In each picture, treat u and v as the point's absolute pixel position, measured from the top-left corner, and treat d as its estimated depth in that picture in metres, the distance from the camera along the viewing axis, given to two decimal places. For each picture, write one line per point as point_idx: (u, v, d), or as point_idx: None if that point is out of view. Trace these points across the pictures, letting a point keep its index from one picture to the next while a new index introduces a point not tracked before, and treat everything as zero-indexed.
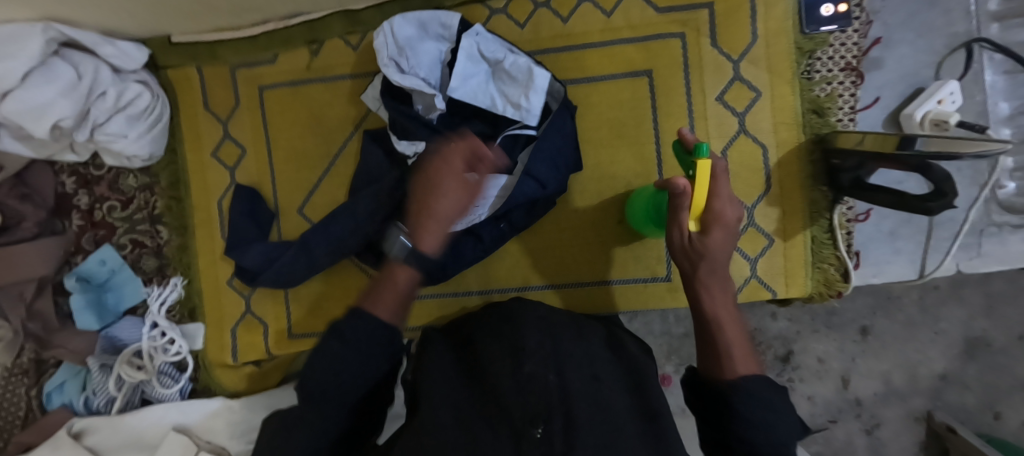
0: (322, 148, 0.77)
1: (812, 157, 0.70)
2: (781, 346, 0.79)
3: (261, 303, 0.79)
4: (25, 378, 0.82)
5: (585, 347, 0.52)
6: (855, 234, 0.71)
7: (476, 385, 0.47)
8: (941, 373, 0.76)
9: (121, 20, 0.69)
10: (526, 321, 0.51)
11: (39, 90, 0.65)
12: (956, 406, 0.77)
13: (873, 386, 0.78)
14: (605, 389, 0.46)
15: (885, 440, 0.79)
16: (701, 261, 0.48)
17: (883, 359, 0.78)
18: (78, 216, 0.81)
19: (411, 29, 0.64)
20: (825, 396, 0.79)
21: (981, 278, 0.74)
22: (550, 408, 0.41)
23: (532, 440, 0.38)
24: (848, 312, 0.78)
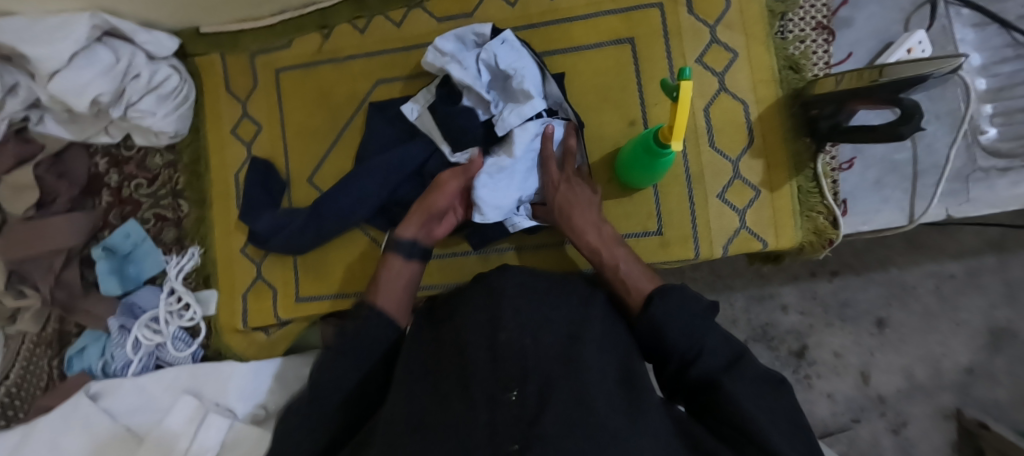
0: (330, 123, 0.82)
1: (790, 110, 0.73)
2: (796, 339, 0.97)
3: (271, 269, 0.83)
4: (47, 349, 0.88)
5: (566, 313, 0.50)
6: (840, 183, 0.73)
7: (448, 354, 0.47)
8: (968, 367, 0.94)
9: (156, 10, 0.78)
10: (504, 287, 0.50)
11: (81, 71, 0.72)
12: (989, 401, 0.93)
13: (896, 383, 0.95)
14: (583, 350, 0.44)
15: (912, 434, 0.94)
16: (571, 202, 0.67)
17: (904, 354, 0.95)
18: (108, 193, 0.88)
19: (451, 43, 0.73)
20: (848, 390, 0.96)
21: (998, 266, 0.93)
22: (525, 371, 0.40)
23: (504, 402, 0.37)
24: (863, 305, 0.96)
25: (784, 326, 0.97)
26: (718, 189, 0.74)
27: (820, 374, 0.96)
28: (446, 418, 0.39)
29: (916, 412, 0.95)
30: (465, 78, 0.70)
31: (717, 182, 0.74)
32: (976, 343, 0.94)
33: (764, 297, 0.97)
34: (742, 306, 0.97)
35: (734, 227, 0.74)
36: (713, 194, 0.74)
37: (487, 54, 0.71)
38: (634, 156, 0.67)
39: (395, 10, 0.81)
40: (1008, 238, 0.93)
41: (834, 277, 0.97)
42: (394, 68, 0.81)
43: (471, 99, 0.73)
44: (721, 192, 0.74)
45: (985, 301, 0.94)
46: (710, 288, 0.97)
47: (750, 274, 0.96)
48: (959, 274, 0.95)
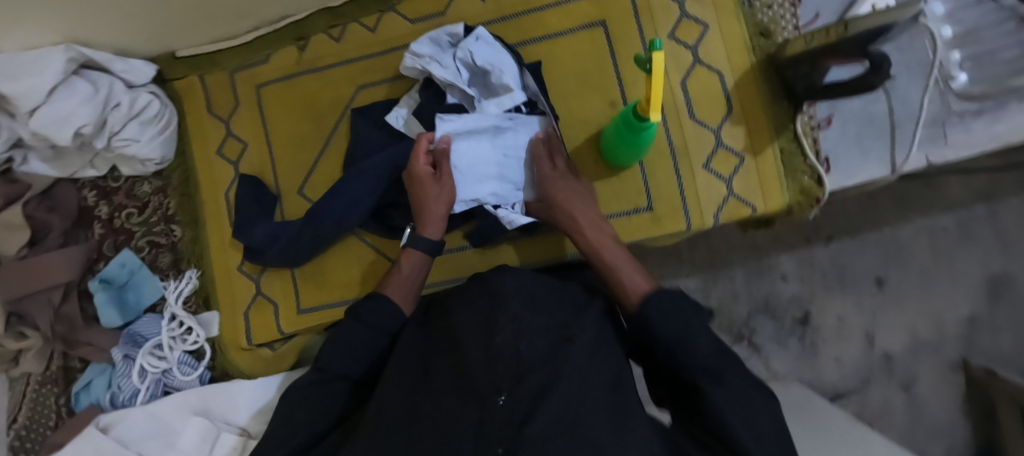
0: (316, 132, 0.83)
1: (764, 76, 0.75)
2: (799, 306, 1.00)
3: (270, 284, 0.83)
4: (54, 388, 0.87)
5: (559, 312, 0.50)
6: (822, 142, 0.75)
7: (443, 357, 0.47)
8: (969, 316, 0.98)
9: (130, 37, 0.78)
10: (503, 290, 0.49)
11: (62, 103, 0.72)
12: (993, 350, 0.98)
13: (902, 341, 0.99)
14: (571, 349, 0.43)
15: (921, 389, 0.98)
16: (563, 197, 0.69)
17: (907, 312, 0.99)
18: (99, 225, 0.88)
19: (427, 46, 0.73)
20: (855, 353, 1.00)
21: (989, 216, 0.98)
22: (518, 374, 0.40)
23: (492, 407, 0.38)
24: (862, 267, 1.00)
25: (786, 295, 1.00)
26: (703, 160, 0.75)
27: (824, 340, 1.00)
28: (440, 421, 0.40)
29: (924, 368, 0.99)
30: (447, 77, 0.70)
31: (701, 153, 0.75)
32: (977, 293, 0.98)
33: (763, 270, 1.00)
34: (742, 281, 1.00)
35: (722, 195, 0.75)
36: (699, 165, 0.75)
37: (464, 52, 0.73)
38: (619, 134, 0.68)
39: (368, 16, 0.82)
40: (995, 188, 0.98)
41: (829, 243, 1.00)
42: (375, 72, 0.82)
43: (456, 97, 0.74)
44: (706, 162, 0.75)
45: (981, 254, 0.98)
46: (707, 265, 1.00)
47: (745, 248, 1.00)
48: (951, 227, 0.99)
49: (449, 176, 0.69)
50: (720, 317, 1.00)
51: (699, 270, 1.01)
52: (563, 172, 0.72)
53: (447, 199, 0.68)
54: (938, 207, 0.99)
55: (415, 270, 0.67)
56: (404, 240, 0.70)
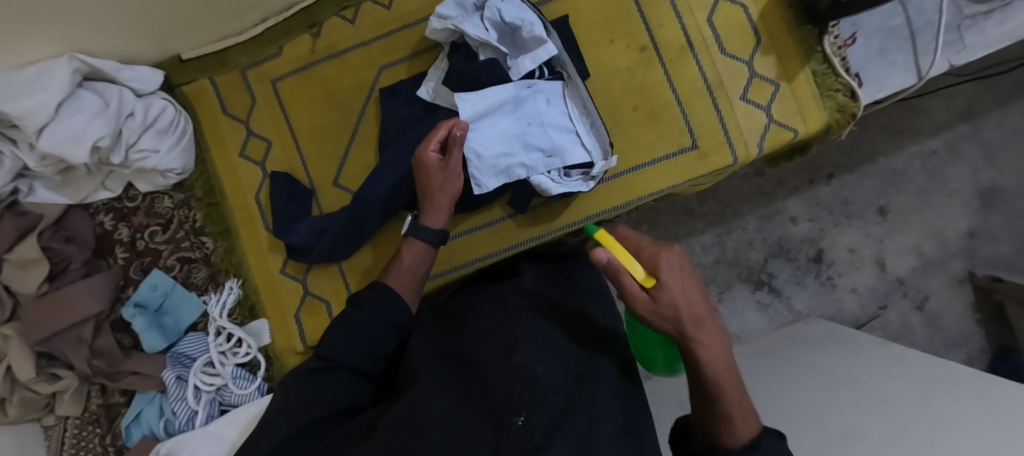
0: (343, 121, 0.80)
1: (787, 1, 0.76)
2: (812, 245, 1.04)
3: (317, 281, 0.80)
4: (97, 428, 0.81)
5: (568, 345, 0.53)
6: (850, 59, 0.77)
7: (460, 369, 0.50)
8: (969, 230, 1.02)
9: (136, 41, 0.74)
10: (520, 315, 0.56)
11: (71, 119, 0.68)
12: (992, 256, 1.02)
13: (910, 262, 1.03)
14: (590, 386, 0.47)
15: (933, 305, 1.03)
16: (678, 326, 0.44)
17: (909, 234, 1.03)
18: (122, 249, 0.83)
19: (453, 10, 0.71)
20: (869, 281, 1.04)
21: (971, 133, 1.01)
22: (534, 399, 0.43)
23: (510, 427, 0.40)
24: (863, 198, 1.03)
25: (797, 236, 1.04)
26: (740, 90, 0.77)
27: (840, 272, 1.04)
28: (452, 428, 0.42)
29: (935, 285, 1.03)
30: (479, 33, 0.68)
31: (737, 85, 0.77)
32: (971, 207, 1.02)
33: (772, 214, 1.04)
34: (754, 228, 1.04)
35: (763, 123, 0.76)
36: (736, 97, 0.76)
37: (491, 12, 0.71)
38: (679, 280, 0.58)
39: None
40: (974, 106, 1.01)
41: (831, 180, 1.04)
42: (395, 50, 0.80)
43: (488, 55, 0.71)
44: (743, 93, 0.77)
45: (968, 167, 1.02)
46: (720, 218, 1.05)
47: (753, 194, 1.05)
48: (939, 149, 1.03)
49: (456, 164, 0.64)
50: (738, 266, 1.05)
51: (712, 224, 1.05)
52: (679, 267, 0.44)
53: (453, 189, 0.64)
54: (924, 131, 1.03)
55: (419, 261, 0.62)
56: (406, 229, 0.66)
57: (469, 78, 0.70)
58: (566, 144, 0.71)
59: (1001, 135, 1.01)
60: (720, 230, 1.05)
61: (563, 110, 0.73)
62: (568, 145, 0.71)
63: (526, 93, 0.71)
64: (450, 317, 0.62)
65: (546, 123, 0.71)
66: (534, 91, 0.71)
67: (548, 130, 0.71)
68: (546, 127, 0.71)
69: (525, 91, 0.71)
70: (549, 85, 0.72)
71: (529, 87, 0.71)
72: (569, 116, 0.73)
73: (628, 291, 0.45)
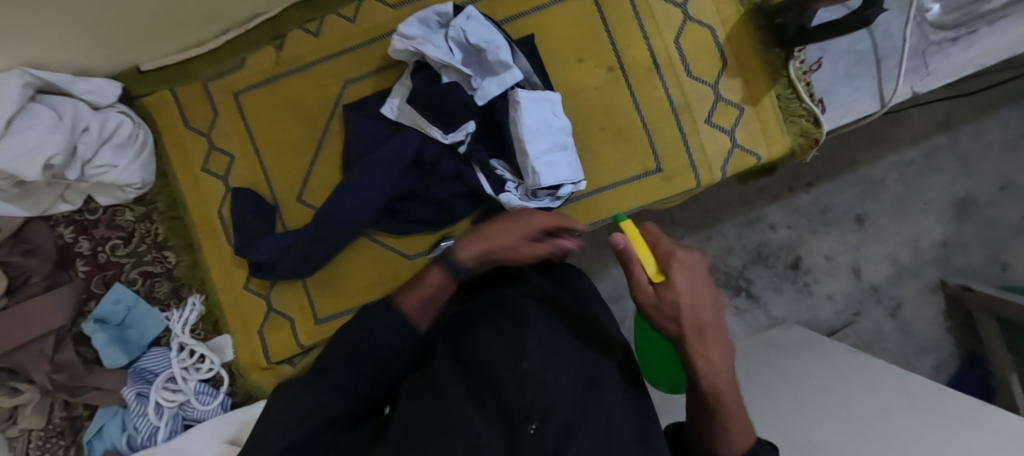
0: (308, 136, 0.79)
1: (755, 24, 0.76)
2: (789, 252, 1.04)
3: (282, 298, 0.80)
4: (60, 441, 0.81)
5: (576, 348, 0.49)
6: (815, 84, 0.76)
7: (469, 373, 0.46)
8: (943, 240, 1.04)
9: (92, 53, 0.72)
10: (528, 317, 0.51)
11: (23, 133, 0.66)
12: (966, 265, 1.04)
13: (885, 269, 1.04)
14: (600, 396, 0.43)
15: (907, 312, 1.04)
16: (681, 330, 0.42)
17: (886, 241, 1.04)
18: (83, 262, 0.82)
19: (416, 28, 0.69)
20: (845, 287, 1.04)
21: (949, 143, 1.02)
22: (547, 408, 0.40)
23: (523, 438, 0.37)
24: (841, 207, 1.03)
25: (776, 243, 1.03)
26: (705, 113, 0.76)
27: (816, 279, 1.04)
28: (466, 435, 0.39)
29: (908, 292, 1.04)
30: (441, 56, 0.67)
31: (703, 107, 0.76)
32: (946, 216, 1.03)
33: (752, 221, 1.02)
34: (734, 234, 1.02)
35: (727, 147, 0.77)
36: (702, 120, 0.76)
37: (456, 32, 0.69)
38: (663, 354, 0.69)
39: (347, 6, 0.78)
40: (952, 116, 1.02)
41: (811, 188, 1.03)
42: (361, 64, 0.79)
43: (451, 77, 0.70)
44: (708, 116, 0.77)
45: (945, 177, 1.03)
46: (701, 225, 1.03)
47: (734, 201, 1.02)
48: (917, 158, 1.03)
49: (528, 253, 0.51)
50: (716, 272, 1.04)
51: (693, 230, 1.03)
52: (698, 267, 0.43)
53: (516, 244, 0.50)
54: (903, 141, 1.02)
55: (442, 290, 0.46)
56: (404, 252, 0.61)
57: (434, 101, 0.68)
58: (552, 158, 0.69)
59: (977, 146, 1.02)
60: (699, 236, 1.03)
61: (553, 123, 0.70)
62: (554, 160, 0.69)
63: (524, 100, 0.67)
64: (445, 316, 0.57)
65: (538, 132, 0.68)
66: (527, 100, 0.68)
67: (541, 139, 0.68)
68: (537, 138, 0.68)
69: (525, 98, 0.67)
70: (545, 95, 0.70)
71: (524, 96, 0.68)
72: (557, 129, 0.70)
73: (636, 280, 0.43)
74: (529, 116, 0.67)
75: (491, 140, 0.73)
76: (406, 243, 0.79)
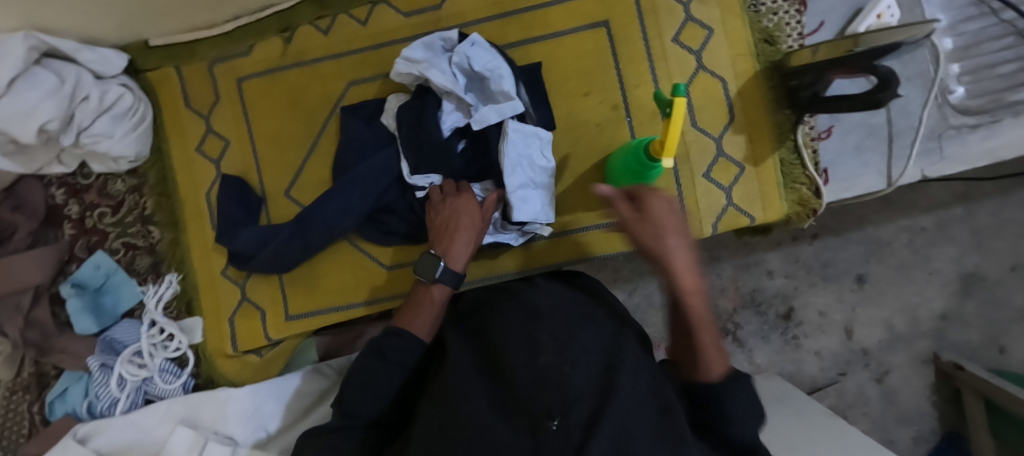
0: (304, 131, 0.79)
1: (770, 83, 0.74)
2: (784, 302, 1.01)
3: (258, 289, 0.81)
4: (26, 394, 0.83)
5: (598, 336, 0.50)
6: (821, 153, 0.75)
7: (492, 372, 0.47)
8: (943, 314, 1.00)
9: (100, 25, 0.72)
10: (544, 314, 0.51)
11: (21, 96, 0.66)
12: (964, 344, 1.00)
13: (879, 334, 1.01)
14: (618, 377, 0.43)
15: (896, 383, 1.00)
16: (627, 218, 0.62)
17: (885, 307, 1.01)
18: (70, 225, 0.83)
19: (420, 52, 0.68)
20: (834, 346, 1.01)
21: (964, 218, 0.98)
22: (568, 400, 0.40)
23: (548, 431, 0.37)
24: (844, 263, 1.00)
25: (771, 290, 1.01)
26: (704, 168, 0.75)
27: (806, 333, 1.01)
28: (493, 435, 0.40)
29: (899, 361, 1.00)
30: (445, 81, 0.65)
31: (702, 161, 0.75)
32: (948, 290, 1.00)
33: (750, 265, 1.01)
34: (729, 276, 1.01)
35: (722, 204, 0.75)
36: (699, 173, 0.75)
37: (459, 57, 0.67)
38: (625, 165, 0.66)
39: (359, 8, 0.78)
40: (971, 189, 0.98)
41: (814, 240, 1.00)
42: (367, 67, 0.78)
43: (452, 103, 0.68)
44: (707, 171, 0.75)
45: (955, 250, 0.99)
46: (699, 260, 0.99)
47: (735, 243, 1.00)
48: (930, 226, 0.99)
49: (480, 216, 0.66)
50: None
51: None
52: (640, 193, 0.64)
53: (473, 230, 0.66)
54: (918, 207, 0.99)
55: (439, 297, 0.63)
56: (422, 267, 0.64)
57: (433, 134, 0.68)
58: (530, 195, 0.68)
59: (993, 223, 0.98)
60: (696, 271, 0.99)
61: (536, 163, 0.68)
62: (530, 198, 0.67)
63: (512, 132, 0.66)
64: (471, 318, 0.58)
65: (518, 166, 0.67)
66: (514, 133, 0.66)
67: (518, 176, 0.67)
68: (516, 172, 0.66)
69: (513, 130, 0.66)
70: (534, 130, 0.67)
71: (511, 128, 0.66)
72: (539, 167, 0.69)
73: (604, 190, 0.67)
74: (511, 150, 0.66)
75: (479, 164, 0.72)
76: (383, 250, 0.78)
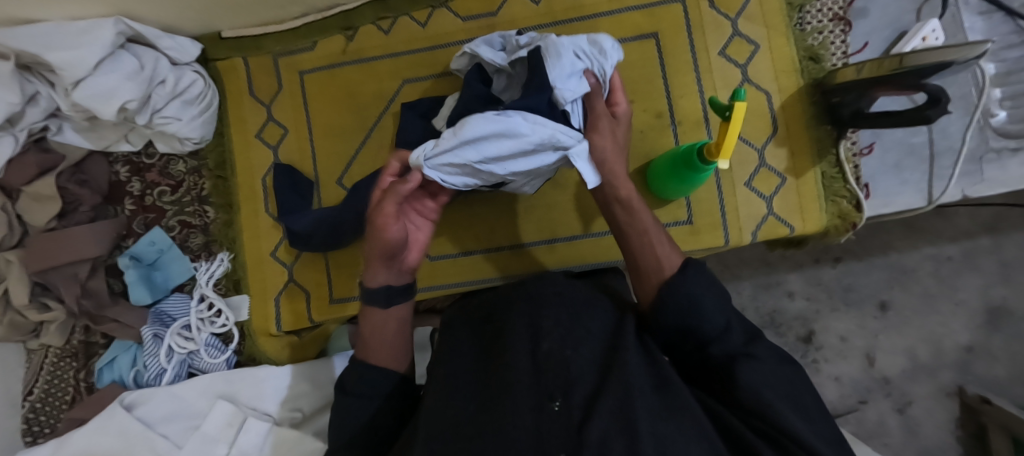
0: (358, 125, 0.83)
1: (811, 99, 0.76)
2: (802, 325, 1.01)
3: (304, 272, 0.83)
4: (74, 361, 0.86)
5: (600, 323, 0.51)
6: (862, 168, 0.76)
7: (490, 358, 0.48)
8: (968, 345, 0.98)
9: (180, 16, 0.77)
10: (545, 298, 0.51)
11: (107, 76, 0.71)
12: (988, 377, 0.98)
13: (900, 364, 0.99)
14: (623, 364, 0.43)
15: (917, 412, 0.99)
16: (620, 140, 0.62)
17: (908, 335, 1.00)
18: (130, 201, 0.87)
19: (483, 42, 0.70)
20: (854, 372, 1.00)
21: (992, 247, 0.97)
22: (568, 383, 0.41)
23: (549, 413, 0.39)
24: (866, 289, 1.00)
25: (790, 312, 1.01)
26: (745, 177, 0.77)
27: (826, 358, 1.01)
28: (489, 416, 0.41)
29: (921, 391, 0.99)
30: (495, 59, 0.66)
31: (745, 171, 0.77)
32: (974, 322, 0.98)
33: (770, 285, 1.01)
34: (749, 295, 1.01)
35: (762, 213, 0.77)
36: (741, 183, 0.77)
37: (517, 42, 0.68)
38: (670, 168, 0.68)
39: (419, 10, 0.82)
40: (1000, 220, 0.97)
41: (837, 264, 1.01)
42: (420, 66, 0.82)
43: (501, 84, 0.67)
44: (748, 180, 0.77)
45: (981, 281, 0.98)
46: (719, 278, 1.02)
47: (755, 262, 1.01)
48: (955, 255, 0.99)
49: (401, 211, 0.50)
50: None
51: None
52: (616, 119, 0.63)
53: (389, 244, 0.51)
54: (944, 236, 0.99)
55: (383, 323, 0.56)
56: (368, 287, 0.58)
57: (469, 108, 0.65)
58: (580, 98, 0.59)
59: None
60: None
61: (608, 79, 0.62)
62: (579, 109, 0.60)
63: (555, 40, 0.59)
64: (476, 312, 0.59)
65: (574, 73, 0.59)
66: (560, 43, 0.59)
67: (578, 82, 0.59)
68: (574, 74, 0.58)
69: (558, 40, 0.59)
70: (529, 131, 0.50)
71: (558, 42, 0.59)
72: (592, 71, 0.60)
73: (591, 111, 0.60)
74: (548, 59, 0.57)
75: None
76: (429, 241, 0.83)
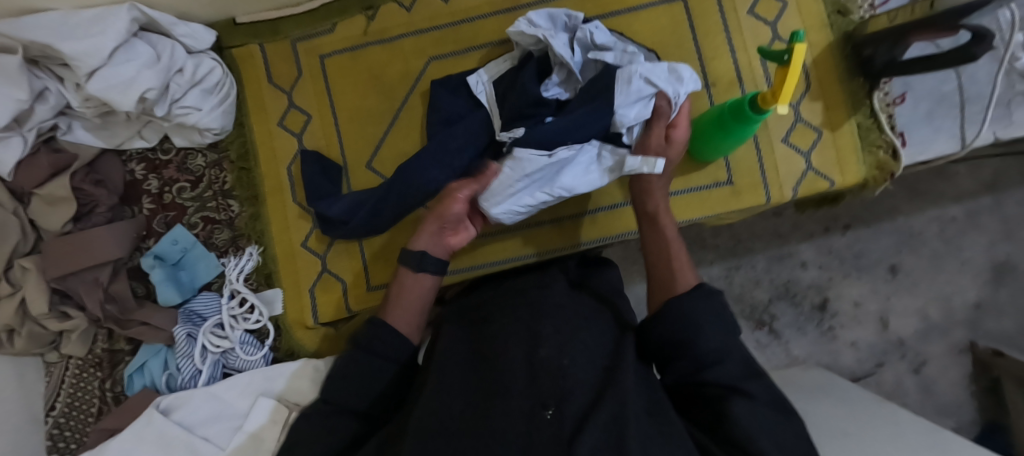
0: (385, 106, 0.81)
1: (842, 53, 0.76)
2: (817, 292, 1.00)
3: (337, 260, 0.81)
4: (99, 371, 0.82)
5: (599, 338, 0.50)
6: (896, 117, 0.77)
7: (484, 363, 0.46)
8: (975, 302, 0.98)
9: (195, 1, 0.74)
10: (546, 308, 0.51)
11: (122, 67, 0.67)
12: (998, 332, 0.97)
13: (912, 323, 0.99)
14: (620, 377, 0.43)
15: (932, 372, 0.98)
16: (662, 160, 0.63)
17: (917, 295, 0.99)
18: (149, 199, 0.83)
19: (544, 21, 0.68)
20: (869, 336, 0.99)
21: (993, 205, 0.98)
22: (564, 391, 0.39)
23: (542, 419, 0.37)
24: (875, 253, 1.00)
25: (804, 281, 1.01)
26: (783, 134, 0.77)
27: (842, 324, 1.00)
28: (476, 422, 0.39)
29: (935, 351, 0.98)
30: (564, 55, 0.65)
31: (781, 128, 0.77)
32: (982, 278, 0.98)
33: (783, 256, 1.00)
34: (763, 268, 1.01)
35: (801, 169, 0.77)
36: (778, 139, 0.77)
37: (583, 33, 0.69)
38: (716, 122, 0.67)
39: None
40: (1000, 178, 0.98)
41: (846, 231, 1.00)
42: (444, 44, 0.80)
43: (559, 77, 0.68)
44: (785, 137, 0.77)
45: (986, 239, 0.98)
46: (731, 252, 1.01)
47: (767, 234, 1.00)
48: (959, 216, 0.99)
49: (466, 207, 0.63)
50: (742, 302, 1.01)
51: (722, 256, 1.01)
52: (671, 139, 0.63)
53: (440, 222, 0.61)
54: (947, 196, 0.99)
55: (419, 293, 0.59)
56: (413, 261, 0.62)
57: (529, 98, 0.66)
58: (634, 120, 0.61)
59: None
60: (727, 263, 1.01)
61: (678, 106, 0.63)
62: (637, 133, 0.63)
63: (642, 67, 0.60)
64: (467, 320, 0.57)
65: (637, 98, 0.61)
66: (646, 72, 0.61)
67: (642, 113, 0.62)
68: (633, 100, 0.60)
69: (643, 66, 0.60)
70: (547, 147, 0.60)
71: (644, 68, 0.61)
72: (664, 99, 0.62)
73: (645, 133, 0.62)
74: (619, 83, 0.61)
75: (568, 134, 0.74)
76: None
